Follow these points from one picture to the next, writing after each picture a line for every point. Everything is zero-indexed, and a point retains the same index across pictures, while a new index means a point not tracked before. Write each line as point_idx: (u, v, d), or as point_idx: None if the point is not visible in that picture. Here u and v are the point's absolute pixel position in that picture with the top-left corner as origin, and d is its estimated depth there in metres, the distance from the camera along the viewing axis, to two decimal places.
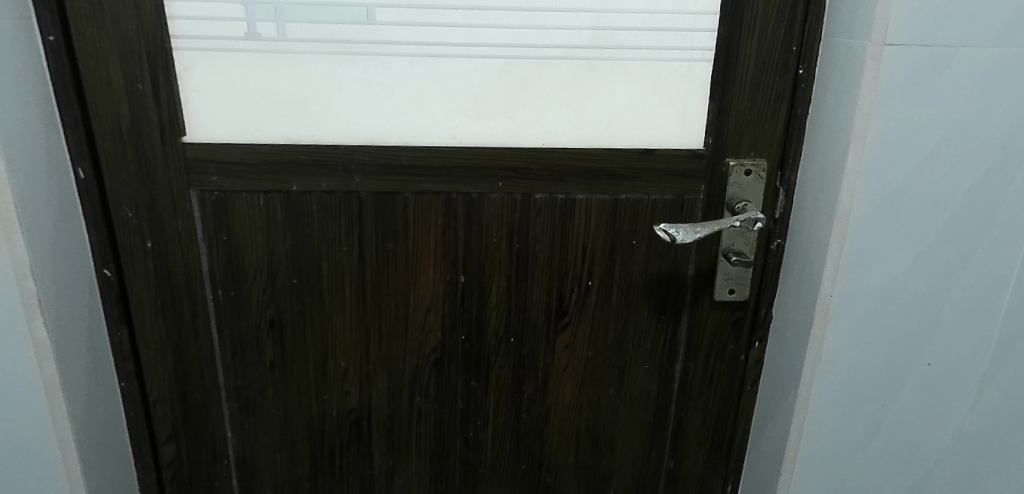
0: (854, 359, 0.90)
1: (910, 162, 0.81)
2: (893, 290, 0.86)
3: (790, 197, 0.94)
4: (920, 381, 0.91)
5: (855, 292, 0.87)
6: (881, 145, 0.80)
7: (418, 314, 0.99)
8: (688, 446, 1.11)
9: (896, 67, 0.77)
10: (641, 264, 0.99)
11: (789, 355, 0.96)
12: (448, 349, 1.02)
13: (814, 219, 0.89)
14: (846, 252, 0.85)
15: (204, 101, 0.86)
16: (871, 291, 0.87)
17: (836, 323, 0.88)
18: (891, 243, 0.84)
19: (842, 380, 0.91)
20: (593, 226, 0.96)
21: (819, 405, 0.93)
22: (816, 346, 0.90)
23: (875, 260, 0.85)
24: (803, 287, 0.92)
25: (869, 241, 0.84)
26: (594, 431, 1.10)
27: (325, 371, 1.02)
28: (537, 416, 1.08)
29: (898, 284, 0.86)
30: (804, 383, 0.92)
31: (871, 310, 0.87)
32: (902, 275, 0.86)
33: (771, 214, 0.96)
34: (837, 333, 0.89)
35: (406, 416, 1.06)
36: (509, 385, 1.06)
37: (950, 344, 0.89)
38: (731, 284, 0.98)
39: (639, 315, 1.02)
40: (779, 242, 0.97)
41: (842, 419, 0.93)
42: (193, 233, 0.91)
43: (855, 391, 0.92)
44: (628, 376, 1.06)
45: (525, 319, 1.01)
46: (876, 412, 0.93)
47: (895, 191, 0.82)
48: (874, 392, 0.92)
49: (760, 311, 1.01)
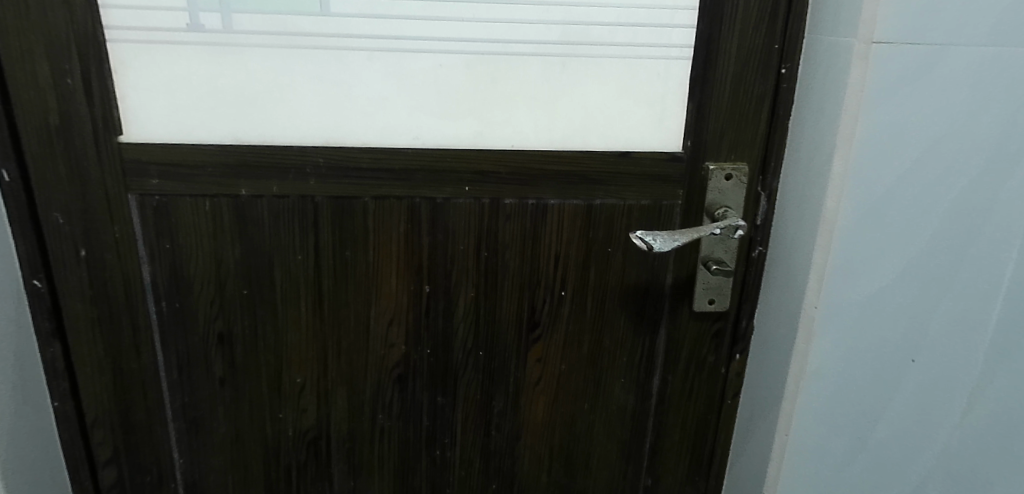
0: (840, 373, 0.86)
1: (899, 166, 0.76)
2: (880, 301, 0.82)
3: (772, 203, 0.90)
4: (907, 395, 0.87)
5: (841, 303, 0.82)
6: (869, 149, 0.76)
7: (380, 327, 0.93)
8: (667, 462, 1.06)
9: (885, 65, 0.72)
10: (617, 272, 0.94)
11: (772, 368, 0.91)
12: (413, 363, 0.96)
13: (798, 226, 0.84)
14: (832, 261, 0.80)
15: (142, 97, 0.79)
16: (858, 302, 0.82)
17: (821, 336, 0.83)
18: (879, 252, 0.80)
19: (827, 395, 0.87)
20: (566, 233, 0.90)
21: (803, 421, 0.88)
22: (801, 358, 0.85)
23: (862, 269, 0.81)
24: (787, 297, 0.87)
25: (856, 249, 0.80)
26: (568, 448, 1.05)
27: (280, 387, 0.95)
28: (507, 433, 1.03)
29: (886, 294, 0.82)
30: (788, 399, 0.88)
31: (858, 322, 0.83)
32: (890, 285, 0.81)
33: (752, 220, 0.91)
34: (823, 346, 0.84)
35: (368, 435, 1.00)
36: (478, 401, 1.00)
37: (939, 357, 0.85)
38: (711, 294, 0.94)
39: (615, 326, 0.97)
40: (761, 250, 0.92)
41: (827, 436, 0.89)
42: (132, 240, 0.84)
43: (841, 407, 0.87)
44: (603, 391, 1.01)
45: (494, 332, 0.95)
46: (862, 428, 0.89)
47: (883, 197, 0.77)
48: (860, 407, 0.87)
49: (741, 322, 0.97)
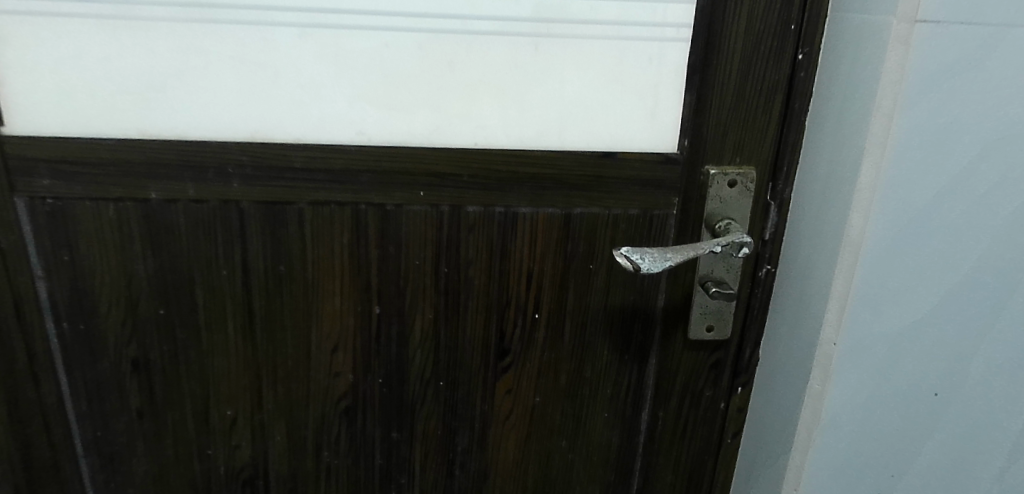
0: (861, 419, 0.73)
1: (942, 176, 0.63)
2: (912, 337, 0.69)
3: (784, 214, 0.76)
4: (941, 447, 0.73)
5: (865, 339, 0.69)
6: (906, 154, 0.62)
7: (323, 353, 0.80)
8: None
9: (928, 52, 0.59)
10: (600, 293, 0.81)
11: (781, 409, 0.78)
12: (362, 395, 0.83)
13: (814, 244, 0.71)
14: (857, 290, 0.67)
15: (26, 81, 0.66)
16: (886, 338, 0.69)
17: (841, 377, 0.71)
18: (914, 280, 0.66)
19: (846, 444, 0.74)
20: (540, 248, 0.77)
21: (816, 473, 0.76)
22: (815, 400, 0.73)
23: (892, 300, 0.67)
24: (799, 328, 0.74)
25: (885, 276, 0.66)
26: (544, 490, 0.92)
27: (207, 422, 0.82)
28: (474, 473, 0.90)
29: (920, 328, 0.68)
30: (798, 447, 0.75)
31: (885, 361, 0.70)
32: (924, 318, 0.68)
33: (759, 234, 0.78)
34: (842, 388, 0.71)
35: (312, 474, 0.87)
36: (439, 437, 0.87)
37: (981, 402, 0.71)
38: (709, 320, 0.81)
39: (597, 354, 0.84)
40: (769, 269, 0.79)
41: (844, 490, 0.76)
42: (22, 251, 0.71)
43: (862, 458, 0.74)
44: (584, 426, 0.88)
45: (457, 359, 0.82)
46: (885, 483, 0.75)
47: (920, 214, 0.64)
48: (884, 459, 0.74)
49: (744, 352, 0.84)
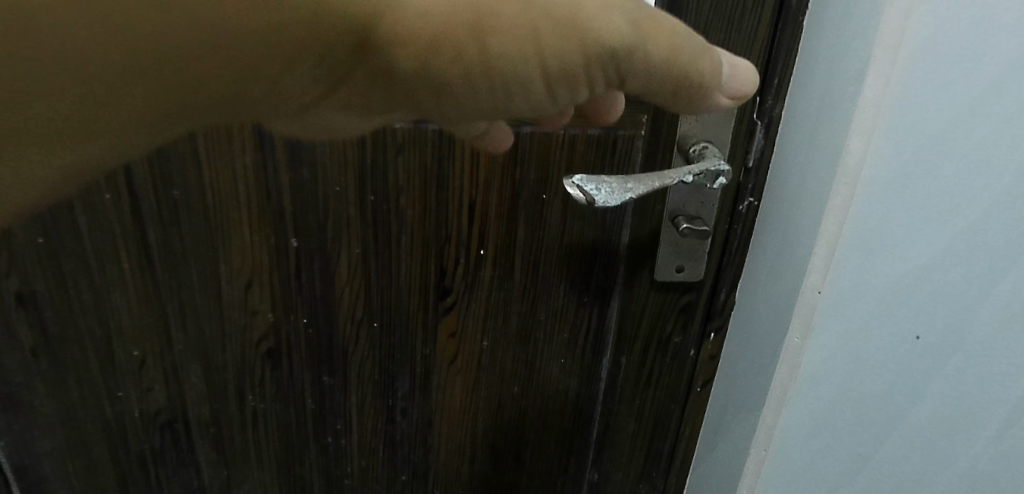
0: (842, 377, 0.65)
1: (969, 97, 0.50)
2: (911, 291, 0.59)
3: (771, 136, 0.65)
4: (931, 415, 0.65)
5: (855, 289, 0.59)
6: (925, 67, 0.50)
7: (236, 290, 0.70)
8: (618, 455, 0.87)
9: None
10: (555, 227, 0.70)
11: (756, 360, 0.70)
12: (286, 336, 0.73)
13: (804, 175, 0.60)
14: (849, 234, 0.57)
15: None
16: (879, 289, 0.59)
17: (822, 329, 0.62)
18: (921, 224, 0.55)
19: (825, 402, 0.67)
20: (484, 173, 0.66)
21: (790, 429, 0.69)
22: (792, 356, 0.64)
23: (890, 247, 0.57)
24: (780, 272, 0.65)
25: (883, 217, 0.56)
26: (496, 436, 0.85)
27: (112, 362, 0.73)
28: (417, 419, 0.82)
29: (923, 281, 0.58)
30: (770, 402, 0.68)
31: (877, 314, 0.60)
32: (928, 269, 0.57)
33: (741, 161, 0.66)
34: (824, 343, 0.63)
35: (237, 418, 0.79)
36: (377, 381, 0.78)
37: (988, 375, 0.60)
38: (680, 261, 0.70)
39: (552, 295, 0.75)
40: (751, 203, 0.68)
41: (818, 448, 0.70)
42: None
43: (840, 417, 0.67)
44: (538, 371, 0.80)
45: (392, 299, 0.72)
46: (866, 444, 0.68)
47: (933, 146, 0.52)
48: (865, 420, 0.67)
49: (719, 295, 0.74)
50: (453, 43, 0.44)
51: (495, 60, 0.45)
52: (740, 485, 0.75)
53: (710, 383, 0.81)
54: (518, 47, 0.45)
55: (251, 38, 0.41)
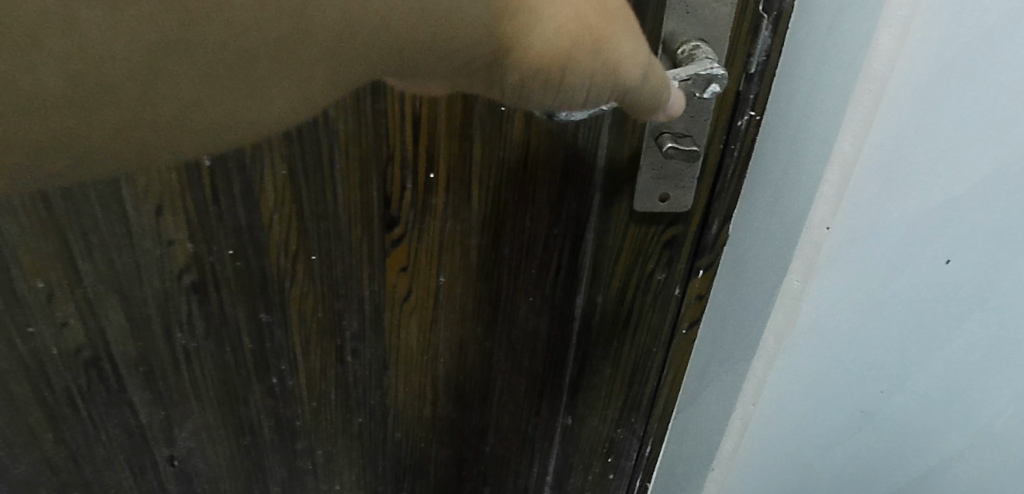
0: (848, 324, 0.55)
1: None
2: (934, 228, 0.49)
3: (779, 35, 0.53)
4: (942, 366, 0.57)
5: (870, 224, 0.49)
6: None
7: (146, 216, 0.60)
8: (593, 399, 0.80)
9: None
10: (518, 146, 0.59)
11: (746, 301, 0.60)
12: (211, 268, 0.64)
13: (816, 83, 0.48)
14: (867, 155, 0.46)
15: None
16: (898, 226, 0.49)
17: (827, 271, 0.52)
18: (952, 150, 0.45)
19: (823, 352, 0.57)
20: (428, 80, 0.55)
21: (782, 384, 0.59)
22: (790, 301, 0.54)
23: (914, 177, 0.47)
24: (782, 202, 0.53)
25: (910, 138, 0.45)
26: (459, 380, 0.77)
27: (15, 295, 0.64)
28: (369, 361, 0.74)
29: (947, 216, 0.49)
30: (762, 355, 0.58)
31: (891, 255, 0.51)
32: (958, 203, 0.48)
33: (740, 65, 0.55)
34: (828, 285, 0.52)
35: (169, 357, 0.71)
36: (321, 321, 0.69)
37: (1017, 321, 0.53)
38: (665, 189, 0.61)
39: (517, 226, 0.65)
40: (752, 118, 0.57)
41: (813, 405, 0.61)
42: None
43: (841, 369, 0.58)
44: (504, 311, 0.72)
45: (330, 229, 0.63)
46: (866, 398, 0.60)
47: (981, 48, 0.41)
48: (868, 373, 0.59)
49: (710, 227, 0.64)
50: (481, 54, 0.36)
51: (510, 64, 0.37)
52: (720, 442, 0.65)
53: (697, 323, 0.72)
54: (534, 56, 0.36)
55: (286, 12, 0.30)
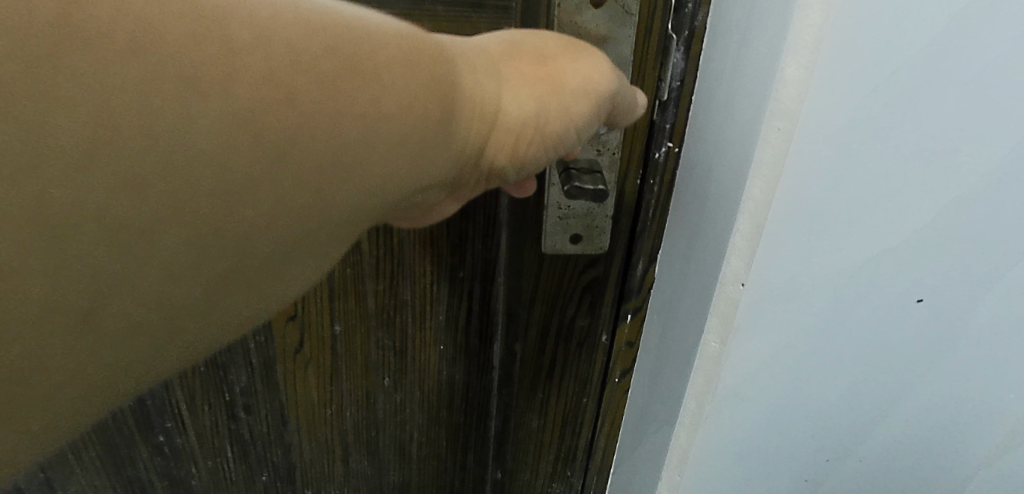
0: (779, 391, 0.48)
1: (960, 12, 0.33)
2: (872, 279, 0.43)
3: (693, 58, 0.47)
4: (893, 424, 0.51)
5: (794, 286, 0.42)
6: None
7: None
8: (522, 456, 0.72)
9: None
10: None
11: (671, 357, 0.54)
12: None
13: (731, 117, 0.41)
14: (780, 211, 0.39)
15: None
16: (830, 283, 0.42)
17: (750, 334, 0.45)
18: (882, 197, 0.39)
19: (753, 423, 0.50)
20: None
21: (713, 456, 0.52)
22: (709, 364, 0.47)
23: (844, 228, 0.40)
24: (701, 250, 0.46)
25: (834, 188, 0.38)
26: (369, 436, 0.70)
27: None
28: (266, 416, 0.66)
29: (880, 272, 0.42)
30: (687, 419, 0.51)
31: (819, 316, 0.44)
32: (892, 258, 0.41)
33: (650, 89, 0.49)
34: (751, 351, 0.45)
35: None
36: (204, 375, 0.62)
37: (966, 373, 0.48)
38: (574, 228, 0.54)
39: (417, 272, 0.58)
40: (671, 149, 0.51)
41: (753, 476, 0.54)
42: None
43: (776, 438, 0.51)
44: (414, 361, 0.64)
45: None
46: (811, 462, 0.54)
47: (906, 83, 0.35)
48: (808, 441, 0.52)
49: (635, 269, 0.58)
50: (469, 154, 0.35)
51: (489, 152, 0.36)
52: None
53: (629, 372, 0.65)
54: (514, 137, 0.36)
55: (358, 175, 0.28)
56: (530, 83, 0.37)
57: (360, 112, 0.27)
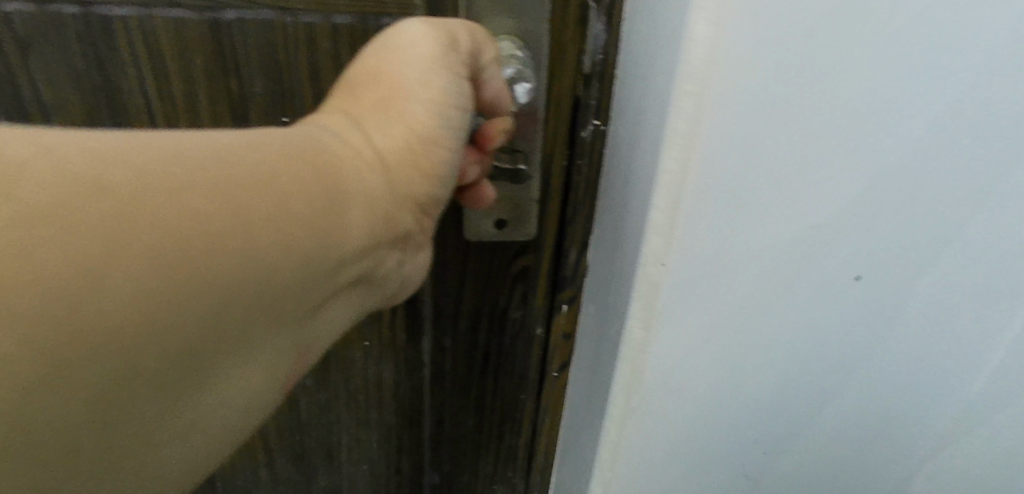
0: (710, 378, 0.45)
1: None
2: (803, 252, 0.39)
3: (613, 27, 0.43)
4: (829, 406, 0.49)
5: (719, 264, 0.39)
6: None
7: None
8: (458, 456, 0.68)
9: None
10: None
11: (600, 347, 0.50)
12: None
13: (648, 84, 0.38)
14: (698, 181, 0.36)
15: None
16: (759, 259, 0.39)
17: (674, 315, 0.41)
18: (807, 164, 0.36)
19: (684, 412, 0.47)
20: (181, 91, 0.45)
21: (644, 448, 0.49)
22: (636, 352, 0.43)
23: (769, 197, 0.37)
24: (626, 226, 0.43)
25: (757, 153, 0.35)
26: (295, 439, 0.66)
27: None
28: None
29: (809, 247, 0.39)
30: (616, 411, 0.47)
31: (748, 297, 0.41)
32: (820, 232, 0.39)
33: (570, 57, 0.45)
34: (677, 335, 0.42)
35: None
36: None
37: (895, 345, 0.46)
38: (500, 213, 0.51)
39: None
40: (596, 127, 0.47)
41: (688, 468, 0.51)
42: None
43: (709, 427, 0.48)
44: (337, 357, 0.61)
45: None
46: (749, 450, 0.51)
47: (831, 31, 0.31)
48: (743, 430, 0.49)
49: (567, 256, 0.54)
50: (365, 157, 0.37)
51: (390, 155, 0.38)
52: None
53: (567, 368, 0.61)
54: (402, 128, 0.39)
55: (244, 192, 0.29)
56: (376, 110, 0.39)
57: (201, 149, 0.29)
